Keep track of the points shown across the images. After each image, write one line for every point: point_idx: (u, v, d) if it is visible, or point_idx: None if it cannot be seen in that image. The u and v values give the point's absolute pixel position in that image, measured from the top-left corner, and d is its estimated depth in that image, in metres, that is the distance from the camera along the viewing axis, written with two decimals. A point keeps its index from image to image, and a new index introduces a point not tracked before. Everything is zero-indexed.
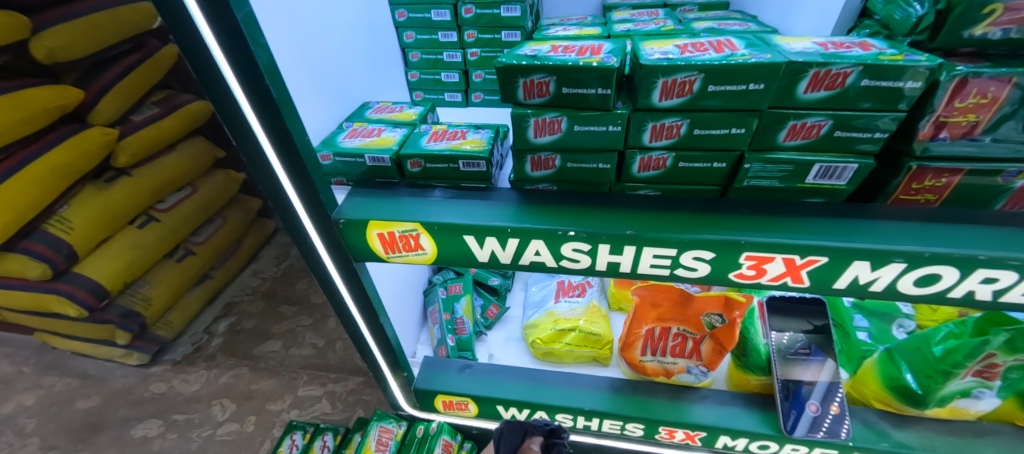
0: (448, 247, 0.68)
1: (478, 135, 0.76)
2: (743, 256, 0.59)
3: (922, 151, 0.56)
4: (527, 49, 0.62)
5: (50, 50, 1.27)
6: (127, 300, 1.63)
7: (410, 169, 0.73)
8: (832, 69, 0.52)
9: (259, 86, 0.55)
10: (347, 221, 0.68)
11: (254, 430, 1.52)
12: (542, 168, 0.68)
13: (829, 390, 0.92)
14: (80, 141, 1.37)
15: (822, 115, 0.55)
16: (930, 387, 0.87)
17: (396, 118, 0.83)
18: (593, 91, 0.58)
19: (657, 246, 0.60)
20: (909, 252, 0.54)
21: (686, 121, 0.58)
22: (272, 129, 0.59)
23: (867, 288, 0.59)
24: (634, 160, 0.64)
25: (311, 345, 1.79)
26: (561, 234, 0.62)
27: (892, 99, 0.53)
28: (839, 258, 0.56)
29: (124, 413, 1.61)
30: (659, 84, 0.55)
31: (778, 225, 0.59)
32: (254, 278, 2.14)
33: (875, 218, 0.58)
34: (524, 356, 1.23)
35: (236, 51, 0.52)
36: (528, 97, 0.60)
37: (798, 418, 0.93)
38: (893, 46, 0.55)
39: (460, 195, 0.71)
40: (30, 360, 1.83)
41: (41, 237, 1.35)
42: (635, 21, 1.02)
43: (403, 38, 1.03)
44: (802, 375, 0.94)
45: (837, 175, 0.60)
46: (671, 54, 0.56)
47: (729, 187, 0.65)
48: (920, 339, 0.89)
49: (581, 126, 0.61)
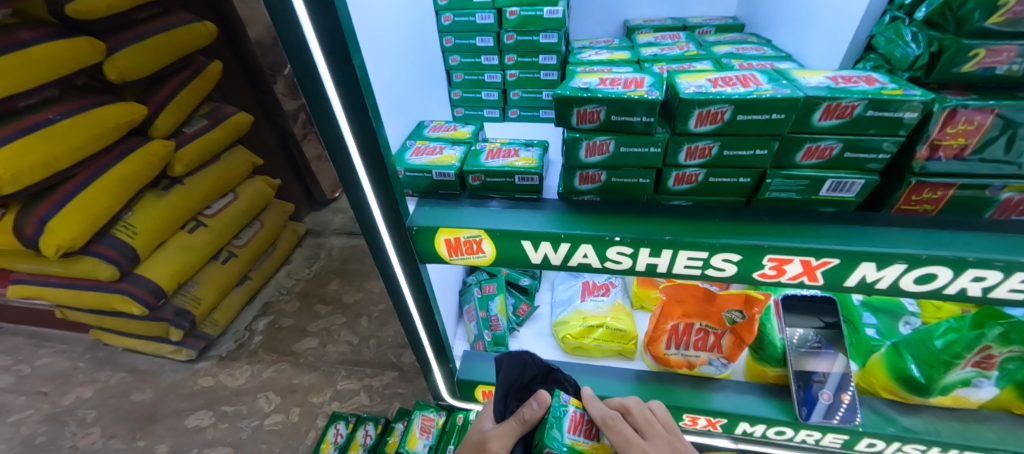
0: (506, 250, 0.78)
1: (529, 153, 0.85)
2: (766, 258, 0.69)
3: (920, 169, 0.66)
4: (579, 82, 0.72)
5: (120, 71, 1.39)
6: (180, 299, 1.75)
7: (471, 183, 0.84)
8: (841, 102, 0.61)
9: (361, 115, 0.67)
10: (419, 227, 0.79)
11: (299, 420, 1.63)
12: (589, 182, 0.77)
13: (844, 380, 1.01)
14: (143, 154, 1.50)
15: (834, 139, 0.65)
16: (932, 376, 0.96)
17: (453, 136, 0.93)
18: (639, 118, 0.68)
19: (691, 249, 0.70)
20: (909, 254, 0.63)
21: (717, 144, 0.68)
22: (366, 150, 0.71)
23: (875, 285, 0.68)
24: (670, 175, 0.74)
25: (346, 343, 1.90)
26: (608, 239, 0.73)
27: (893, 127, 0.63)
28: (850, 260, 0.66)
29: (177, 405, 1.73)
30: (696, 113, 0.66)
31: (796, 231, 0.69)
32: (289, 279, 2.25)
33: (882, 225, 0.68)
34: (555, 350, 1.33)
35: (348, 87, 0.64)
36: (580, 122, 0.71)
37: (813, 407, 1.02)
38: (894, 81, 0.65)
39: (515, 205, 0.82)
40: (84, 356, 1.96)
41: (110, 241, 1.47)
42: (660, 45, 1.12)
43: (448, 61, 1.14)
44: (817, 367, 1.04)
45: (847, 188, 0.70)
46: (704, 87, 0.66)
47: (753, 198, 0.74)
48: (924, 333, 0.98)
49: (626, 148, 0.72)
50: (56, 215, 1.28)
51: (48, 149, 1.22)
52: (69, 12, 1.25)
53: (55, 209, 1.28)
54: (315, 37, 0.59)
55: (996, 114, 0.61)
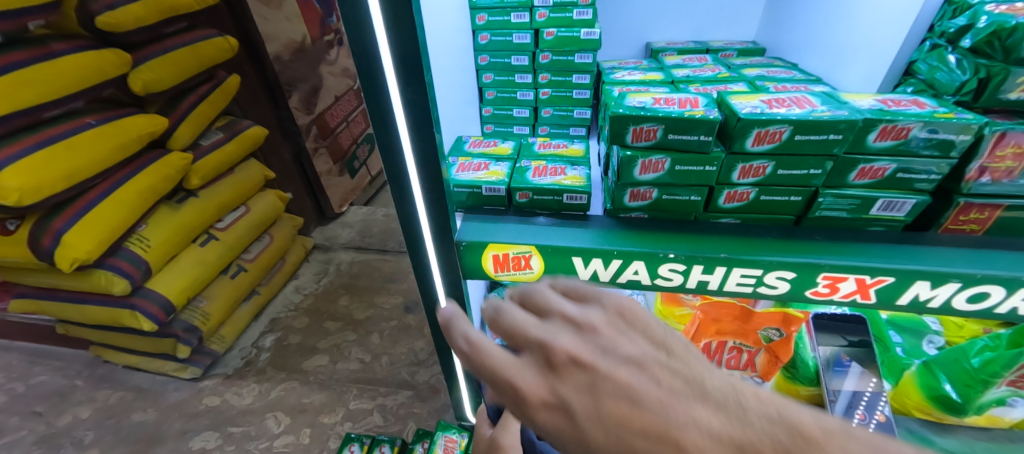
0: (555, 267, 0.78)
1: (577, 171, 0.85)
2: (821, 276, 0.69)
3: (968, 190, 0.68)
4: (633, 100, 0.73)
5: (145, 83, 1.41)
6: (189, 315, 1.71)
7: (518, 200, 0.83)
8: (898, 124, 0.63)
9: (425, 137, 0.66)
10: (468, 243, 0.79)
11: (310, 442, 1.58)
12: (639, 199, 0.78)
13: (854, 398, 1.02)
14: (162, 166, 1.49)
15: (887, 160, 0.66)
16: (970, 396, 0.97)
17: (496, 152, 0.94)
18: (696, 137, 0.68)
19: (746, 267, 0.71)
20: (965, 273, 0.65)
21: (772, 163, 0.69)
22: (424, 170, 0.70)
23: (926, 305, 0.70)
24: (722, 193, 0.74)
25: (357, 360, 1.86)
26: (661, 256, 0.73)
27: (945, 148, 0.64)
28: (904, 279, 0.67)
29: (181, 426, 1.67)
30: (754, 133, 0.66)
31: (851, 251, 0.70)
32: (297, 294, 2.21)
33: (933, 245, 0.70)
34: None
35: (415, 108, 0.63)
36: (636, 140, 0.71)
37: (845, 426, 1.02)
38: (942, 105, 0.67)
39: (562, 222, 0.82)
40: (82, 373, 1.90)
41: (124, 254, 1.45)
42: (690, 67, 1.15)
43: (482, 78, 1.16)
44: (832, 383, 1.04)
45: (897, 208, 0.70)
46: (760, 108, 0.68)
47: (803, 217, 0.75)
48: (958, 352, 0.97)
49: (682, 167, 0.71)
50: (73, 228, 1.26)
51: (70, 159, 1.22)
52: (98, 24, 1.28)
53: (72, 221, 1.27)
54: (390, 59, 0.58)
55: None
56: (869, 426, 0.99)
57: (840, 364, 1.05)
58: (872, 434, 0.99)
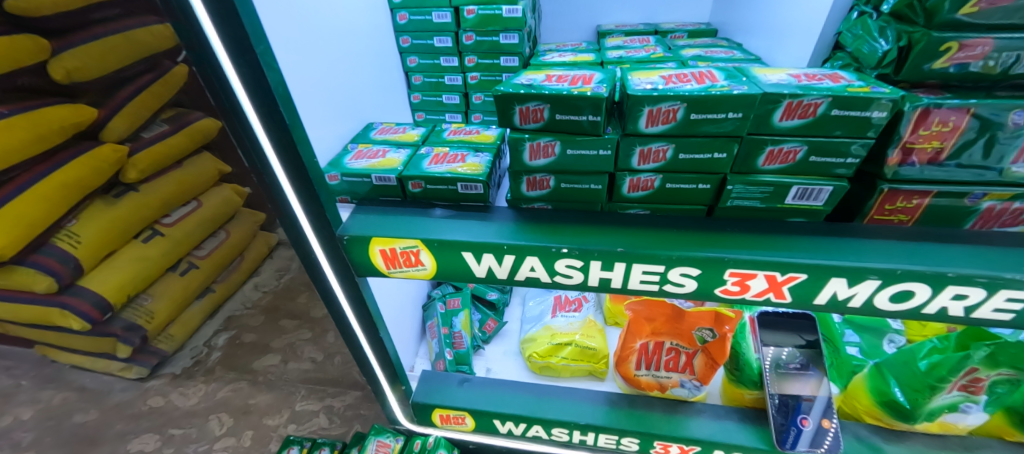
0: (446, 262, 0.71)
1: (477, 159, 0.78)
2: (727, 273, 0.62)
3: (893, 175, 0.60)
4: (522, 78, 0.64)
5: (68, 71, 1.34)
6: (130, 314, 1.65)
7: (412, 190, 0.76)
8: (804, 100, 0.55)
9: (274, 115, 0.58)
10: (351, 237, 0.72)
11: (251, 445, 1.53)
12: (538, 189, 0.70)
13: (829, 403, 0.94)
14: (92, 158, 1.43)
15: (797, 142, 0.58)
16: (918, 401, 0.90)
17: (400, 139, 0.86)
18: (585, 117, 0.60)
19: (646, 263, 0.64)
20: (882, 269, 0.58)
21: (671, 146, 0.61)
22: (285, 156, 0.62)
23: (846, 304, 0.63)
24: (624, 181, 0.66)
25: (309, 360, 1.80)
26: (555, 251, 0.66)
27: (861, 127, 0.56)
28: (817, 275, 0.60)
29: (121, 428, 1.62)
30: (646, 112, 0.58)
31: (764, 244, 0.62)
32: (255, 292, 2.15)
33: (856, 237, 0.62)
34: (522, 370, 1.26)
35: (255, 83, 0.55)
36: (524, 122, 0.63)
37: (798, 435, 0.95)
38: (862, 79, 0.58)
39: (458, 214, 0.74)
40: (28, 373, 1.83)
41: (49, 251, 1.39)
42: (627, 48, 1.07)
43: (406, 62, 1.07)
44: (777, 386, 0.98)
45: (814, 196, 0.63)
46: (656, 84, 0.59)
47: (716, 207, 0.67)
48: (907, 354, 0.92)
49: (574, 150, 0.64)
50: None
51: None
52: (7, 7, 1.20)
53: None
54: (211, 23, 0.50)
55: (973, 114, 0.55)
56: (814, 431, 0.94)
57: (789, 364, 0.99)
58: (817, 440, 0.93)
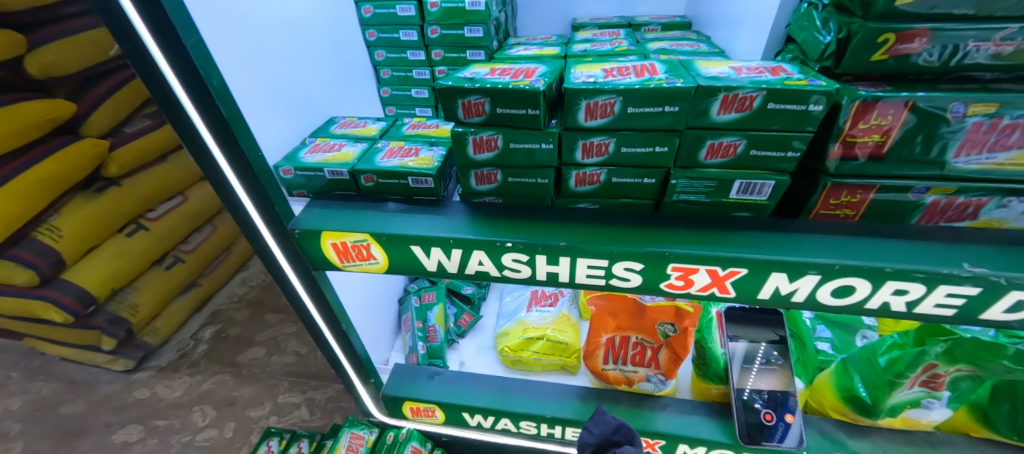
0: (397, 256, 0.71)
1: (431, 152, 0.78)
2: (670, 267, 0.62)
3: (836, 169, 0.59)
4: (467, 72, 0.64)
5: (43, 65, 1.36)
6: (115, 307, 1.67)
7: (364, 184, 0.76)
8: (739, 92, 0.54)
9: (212, 108, 0.59)
10: (303, 230, 0.72)
11: (232, 436, 1.55)
12: (486, 183, 0.70)
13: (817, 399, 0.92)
14: (71, 153, 1.45)
15: (737, 135, 0.57)
16: (879, 398, 0.91)
17: (359, 133, 0.86)
18: (525, 111, 0.60)
19: (590, 257, 0.64)
20: (821, 264, 0.58)
21: (612, 139, 0.60)
22: (229, 149, 0.63)
23: (790, 299, 0.62)
24: (570, 175, 0.66)
25: (293, 353, 1.81)
26: (500, 245, 0.66)
27: (799, 122, 0.55)
28: (759, 270, 0.60)
29: (107, 419, 1.64)
30: (583, 105, 0.57)
31: (706, 239, 0.62)
32: (243, 286, 2.16)
33: (799, 233, 0.62)
34: (495, 364, 1.26)
35: (190, 77, 0.56)
36: (467, 116, 0.63)
37: (786, 431, 0.93)
38: (801, 72, 0.58)
39: (411, 208, 0.75)
40: (18, 365, 1.86)
41: (29, 245, 1.41)
42: (595, 41, 1.06)
43: (374, 56, 1.08)
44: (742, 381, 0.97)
45: (758, 191, 0.62)
46: (595, 77, 0.58)
47: (662, 202, 0.67)
48: (868, 351, 0.93)
49: (516, 144, 0.63)
50: None
51: None
52: None
53: None
54: (137, 13, 0.50)
55: (911, 107, 0.54)
56: (778, 427, 0.94)
57: (754, 358, 0.98)
58: (780, 436, 0.94)
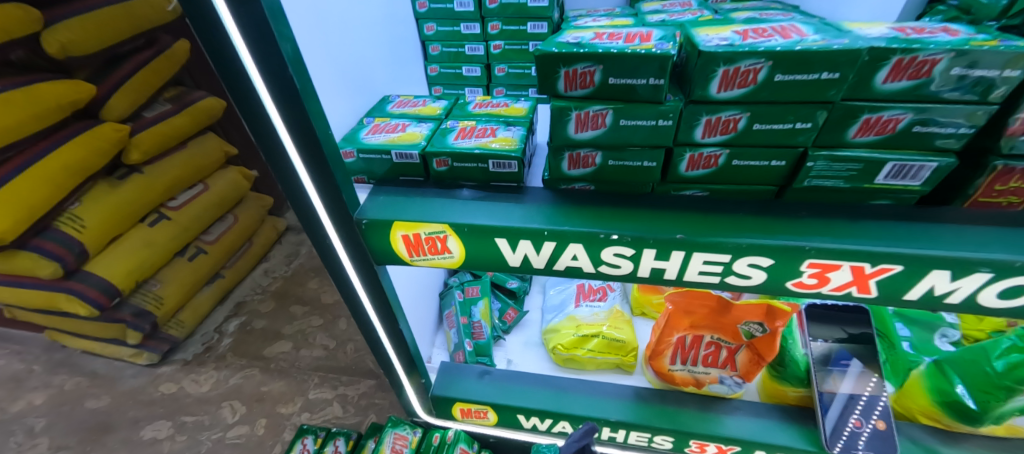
0: (476, 249, 0.63)
1: (509, 132, 0.69)
2: (805, 264, 0.54)
3: (1010, 149, 0.50)
4: (568, 36, 0.55)
5: (63, 45, 1.27)
6: (138, 299, 1.61)
7: (437, 168, 0.68)
8: (918, 56, 0.45)
9: (281, 76, 0.50)
10: (370, 221, 0.64)
11: (265, 433, 1.50)
12: (581, 167, 0.62)
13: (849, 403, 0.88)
14: (92, 137, 1.37)
15: (901, 108, 0.49)
16: (987, 404, 0.83)
17: (420, 112, 0.78)
18: (644, 81, 0.51)
19: (709, 252, 0.55)
20: (999, 261, 0.49)
21: (746, 114, 0.52)
22: (295, 125, 0.55)
23: (943, 300, 0.54)
24: (683, 157, 0.58)
25: (321, 347, 1.75)
26: (603, 238, 0.57)
27: (984, 89, 0.47)
28: (915, 267, 0.51)
29: (134, 414, 1.59)
30: (720, 73, 0.49)
31: (847, 230, 0.54)
32: (265, 277, 2.09)
33: (956, 223, 0.53)
34: (544, 362, 1.18)
35: (258, 38, 0.47)
36: (570, 88, 0.54)
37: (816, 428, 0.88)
38: (982, 32, 0.49)
39: (489, 196, 0.66)
40: (40, 358, 1.80)
41: (52, 235, 1.34)
42: (668, 12, 0.96)
43: (424, 29, 0.98)
44: (827, 384, 0.90)
45: (911, 175, 0.54)
46: (732, 40, 0.49)
47: (787, 188, 0.59)
48: (978, 352, 0.84)
49: (627, 121, 0.55)
50: None
51: None
52: None
53: None
54: None
55: None
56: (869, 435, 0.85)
57: (839, 360, 0.90)
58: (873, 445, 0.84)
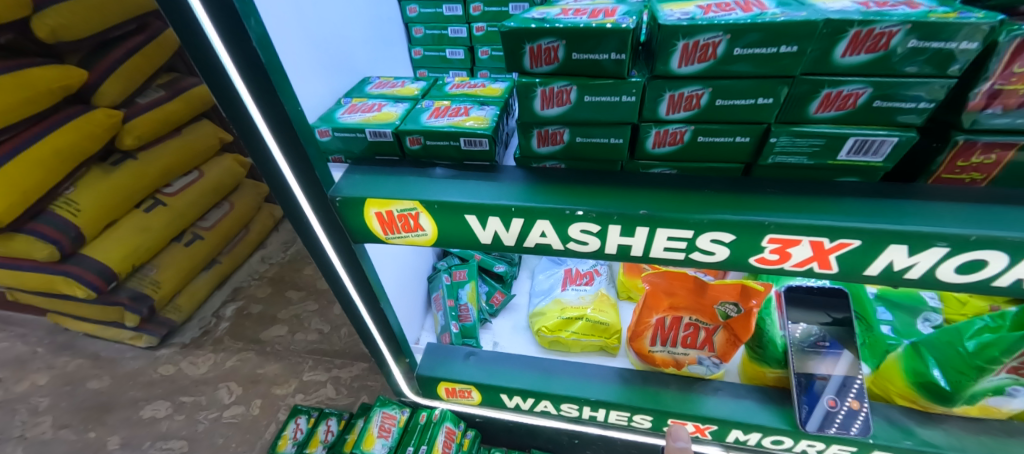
0: (448, 227, 0.64)
1: (483, 112, 0.70)
2: (766, 239, 0.54)
3: (971, 124, 0.50)
4: (535, 13, 0.56)
5: (52, 29, 1.28)
6: (136, 283, 1.64)
7: (410, 147, 0.69)
8: (875, 28, 0.45)
9: (248, 53, 0.51)
10: (344, 199, 0.65)
11: (259, 413, 1.53)
12: (550, 144, 0.62)
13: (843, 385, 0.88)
14: (85, 123, 1.39)
15: (861, 82, 0.49)
16: (959, 384, 0.83)
17: (398, 93, 0.78)
18: (606, 56, 0.52)
19: (673, 228, 0.56)
20: (954, 235, 0.49)
21: (707, 90, 0.52)
22: (265, 102, 0.56)
23: (903, 275, 0.55)
24: (649, 134, 0.58)
25: (316, 331, 1.77)
26: (569, 214, 0.58)
27: (942, 63, 0.47)
28: (874, 242, 0.52)
29: (133, 394, 1.62)
30: (679, 47, 0.49)
31: (808, 206, 0.54)
32: (262, 264, 2.12)
33: (917, 200, 0.54)
34: (530, 344, 1.20)
35: (223, 14, 0.48)
36: (535, 65, 0.54)
37: (811, 412, 0.89)
38: (944, 5, 0.48)
39: (461, 174, 0.67)
40: (43, 340, 1.84)
41: (48, 219, 1.36)
42: None
43: (406, 12, 0.98)
44: (815, 368, 0.90)
45: (874, 150, 0.54)
46: (692, 14, 0.49)
47: (754, 165, 0.59)
48: (953, 333, 0.85)
49: (592, 97, 0.55)
50: None
51: None
52: None
53: None
54: None
55: None
56: (852, 415, 0.87)
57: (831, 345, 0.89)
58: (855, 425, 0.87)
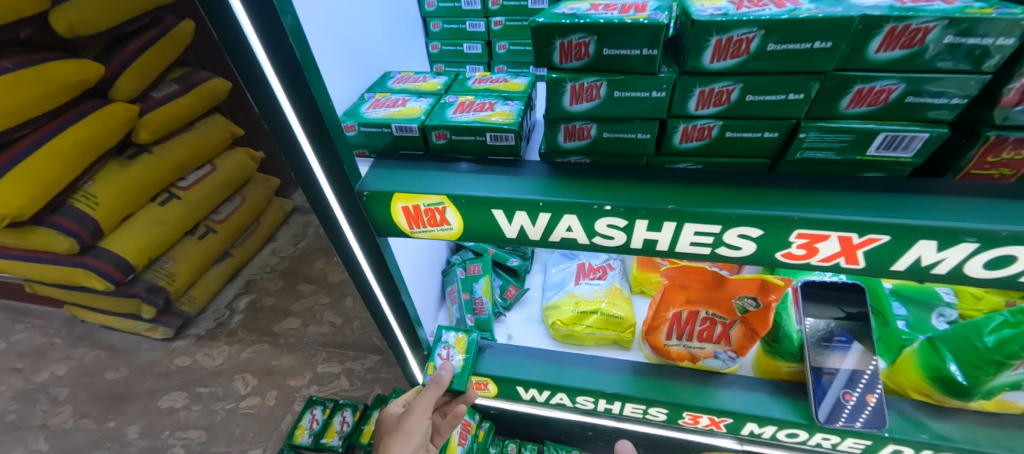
0: (474, 221, 0.65)
1: (507, 107, 0.70)
2: (794, 234, 0.55)
3: (1003, 120, 0.50)
4: (564, 8, 0.56)
5: (70, 23, 1.28)
6: (152, 276, 1.65)
7: (435, 141, 0.69)
8: (911, 24, 0.45)
9: (283, 49, 0.52)
10: (371, 193, 0.66)
11: (275, 404, 1.55)
12: (576, 139, 0.63)
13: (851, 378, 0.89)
14: (102, 117, 1.40)
15: (893, 78, 0.49)
16: (977, 378, 0.84)
17: (420, 87, 0.79)
18: (637, 51, 0.52)
19: (700, 222, 0.56)
20: (984, 231, 0.49)
21: (738, 85, 0.52)
22: (297, 97, 0.56)
23: (929, 270, 0.55)
24: (677, 129, 0.58)
25: (328, 324, 1.79)
26: (596, 209, 0.58)
27: (977, 59, 0.47)
28: (902, 238, 0.52)
29: (151, 385, 1.65)
30: (712, 43, 0.49)
31: (834, 201, 0.55)
32: (273, 257, 2.13)
33: (944, 195, 0.54)
34: (544, 337, 1.21)
35: (260, 10, 0.48)
36: (565, 60, 0.55)
37: (820, 406, 0.91)
38: None
39: (485, 169, 0.67)
40: (61, 332, 1.87)
41: (67, 212, 1.38)
42: None
43: (425, 6, 0.99)
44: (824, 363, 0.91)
45: (904, 146, 0.54)
46: (726, 9, 0.49)
47: (780, 161, 0.59)
48: (970, 328, 0.84)
49: (622, 92, 0.56)
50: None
51: None
52: None
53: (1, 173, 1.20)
54: None
55: None
56: (861, 407, 0.88)
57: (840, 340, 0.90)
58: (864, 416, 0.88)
